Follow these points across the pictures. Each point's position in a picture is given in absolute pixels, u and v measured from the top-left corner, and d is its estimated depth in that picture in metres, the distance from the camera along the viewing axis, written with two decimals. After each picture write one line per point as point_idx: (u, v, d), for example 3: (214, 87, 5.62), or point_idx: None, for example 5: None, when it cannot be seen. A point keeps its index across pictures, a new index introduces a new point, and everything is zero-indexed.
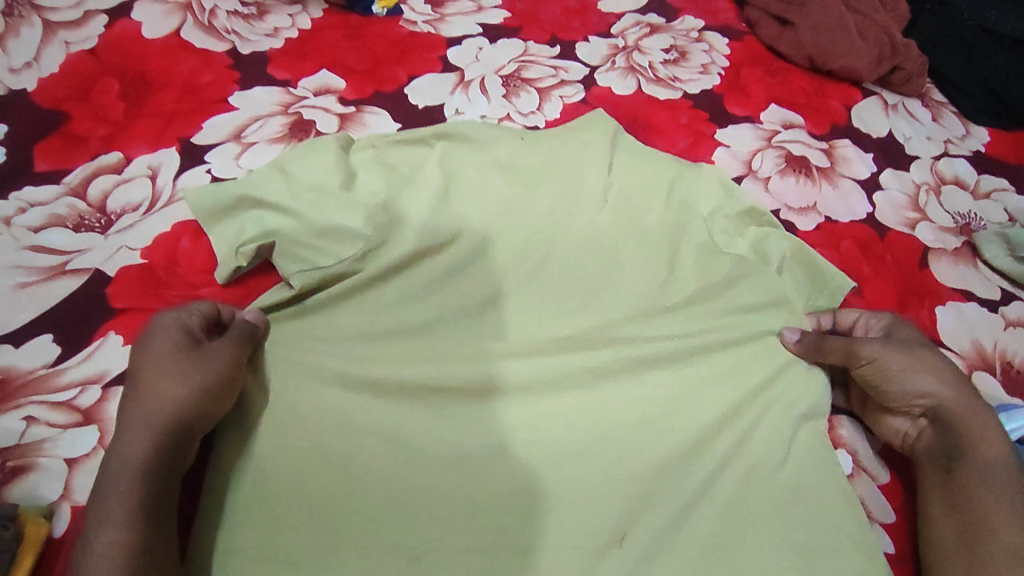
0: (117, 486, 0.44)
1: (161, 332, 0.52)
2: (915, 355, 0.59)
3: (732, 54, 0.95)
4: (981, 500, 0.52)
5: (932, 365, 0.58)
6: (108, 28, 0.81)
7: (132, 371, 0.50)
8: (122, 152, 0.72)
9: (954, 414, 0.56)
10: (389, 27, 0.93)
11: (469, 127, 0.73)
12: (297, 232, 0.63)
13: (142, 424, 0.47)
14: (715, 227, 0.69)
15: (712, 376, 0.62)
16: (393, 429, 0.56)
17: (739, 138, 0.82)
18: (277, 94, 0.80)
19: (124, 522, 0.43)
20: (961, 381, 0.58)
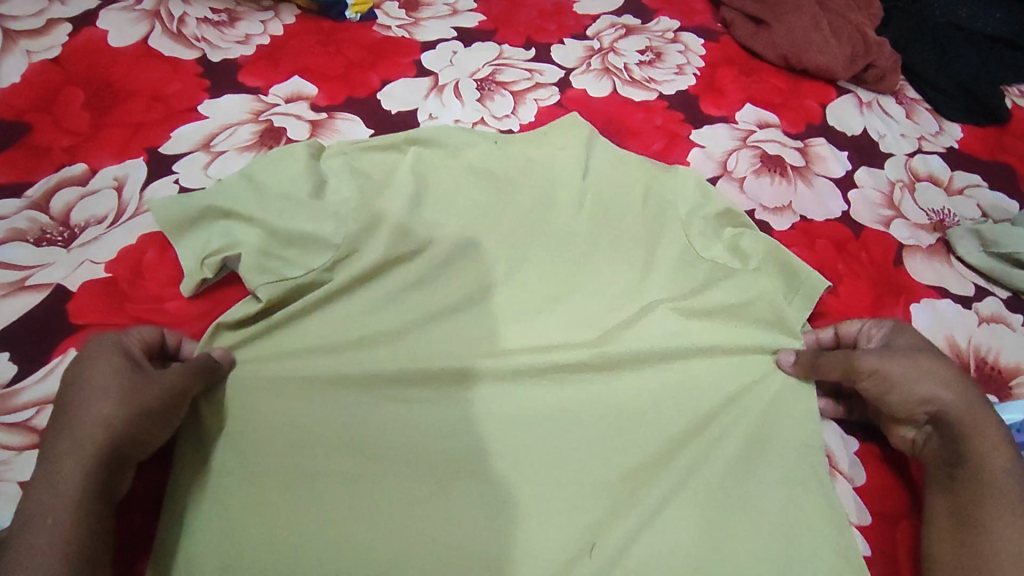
0: (43, 517, 0.43)
1: (99, 354, 0.50)
2: (918, 365, 0.55)
3: (707, 55, 0.95)
4: (992, 517, 0.50)
5: (940, 376, 0.55)
6: (73, 36, 0.80)
7: (65, 395, 0.48)
8: (86, 162, 0.70)
9: (968, 425, 0.53)
10: (362, 32, 0.92)
11: (441, 132, 0.72)
12: (265, 243, 0.62)
13: (72, 451, 0.45)
14: (693, 228, 0.68)
15: (687, 379, 0.61)
16: (363, 440, 0.56)
17: (713, 138, 0.82)
18: (247, 101, 0.79)
19: (49, 553, 0.41)
20: (968, 386, 0.55)
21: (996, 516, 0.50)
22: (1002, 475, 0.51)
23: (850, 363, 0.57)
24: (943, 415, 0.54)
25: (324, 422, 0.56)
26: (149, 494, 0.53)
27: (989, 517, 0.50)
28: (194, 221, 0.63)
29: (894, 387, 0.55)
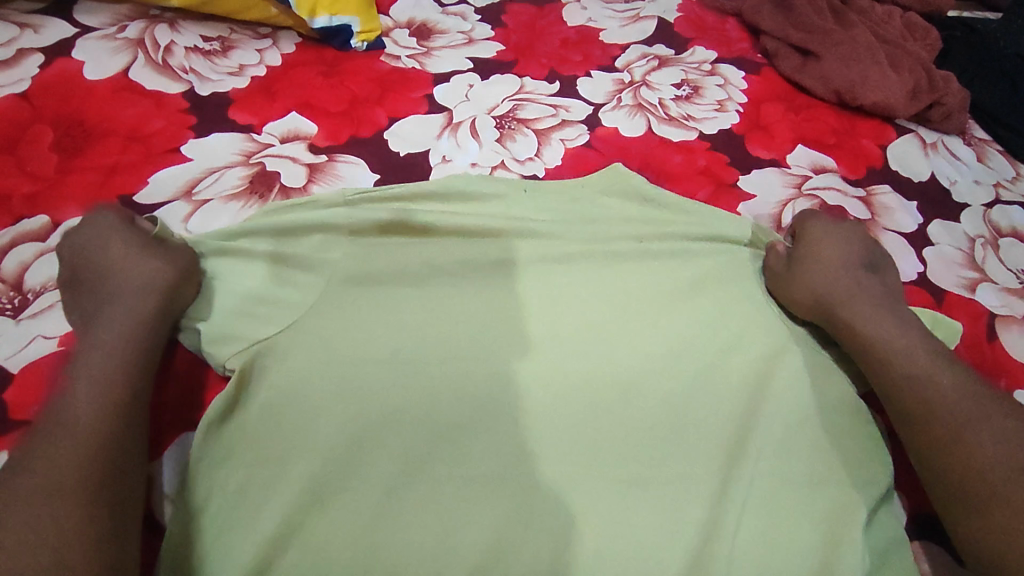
0: (89, 369, 0.47)
1: (113, 228, 0.56)
2: (824, 255, 0.61)
3: (749, 88, 0.86)
4: (940, 378, 0.52)
5: (841, 259, 0.61)
6: (44, 68, 0.71)
7: (105, 261, 0.54)
8: (50, 215, 0.61)
9: (864, 308, 0.57)
10: (368, 63, 0.83)
11: (461, 182, 0.65)
12: (257, 325, 0.55)
13: (121, 308, 0.51)
14: (741, 300, 0.61)
15: (746, 483, 0.51)
16: (359, 565, 0.46)
17: (766, 186, 0.73)
18: (238, 141, 0.70)
19: (96, 396, 0.46)
20: (850, 265, 0.60)
21: (934, 375, 0.52)
22: (894, 349, 0.54)
23: (767, 270, 0.62)
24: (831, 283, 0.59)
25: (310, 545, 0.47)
26: None
27: (926, 378, 0.52)
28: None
29: (793, 279, 0.60)
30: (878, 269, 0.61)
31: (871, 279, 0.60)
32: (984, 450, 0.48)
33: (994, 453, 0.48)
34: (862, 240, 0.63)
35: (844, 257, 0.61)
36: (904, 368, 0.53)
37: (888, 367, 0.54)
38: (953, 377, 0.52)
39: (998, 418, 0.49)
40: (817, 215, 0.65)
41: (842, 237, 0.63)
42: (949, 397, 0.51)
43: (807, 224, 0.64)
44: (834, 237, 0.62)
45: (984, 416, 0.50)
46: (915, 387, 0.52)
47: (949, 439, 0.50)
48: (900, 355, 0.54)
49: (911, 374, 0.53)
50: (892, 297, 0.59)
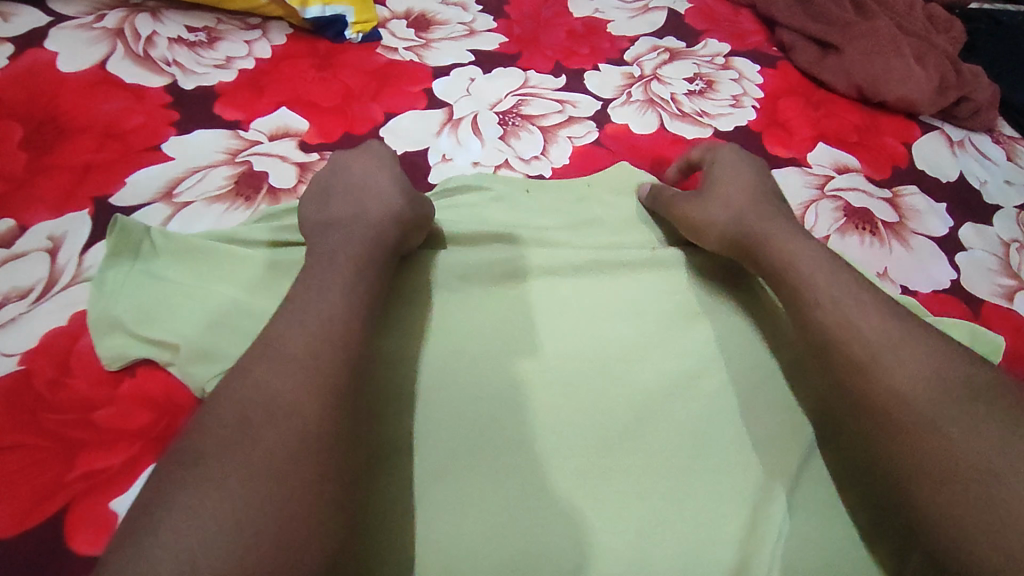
0: (336, 286, 0.45)
1: (361, 166, 0.57)
2: (732, 178, 0.58)
3: (766, 83, 0.81)
4: (844, 287, 0.47)
5: (751, 188, 0.57)
6: (16, 60, 0.67)
7: (351, 188, 0.55)
8: (17, 218, 0.56)
9: (768, 224, 0.53)
10: (363, 55, 0.79)
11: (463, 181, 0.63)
12: (241, 338, 0.50)
13: (363, 236, 0.50)
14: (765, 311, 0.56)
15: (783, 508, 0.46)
16: None
17: (787, 186, 0.68)
18: (224, 139, 0.66)
19: (339, 313, 0.43)
20: (763, 196, 0.56)
21: (827, 275, 0.48)
22: (793, 254, 0.50)
23: (672, 198, 0.60)
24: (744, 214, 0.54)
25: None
26: None
27: (824, 277, 0.48)
28: (158, 302, 0.51)
29: (706, 198, 0.57)
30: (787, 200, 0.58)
31: (783, 209, 0.56)
32: (875, 343, 0.43)
33: (895, 354, 0.42)
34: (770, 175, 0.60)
35: (753, 178, 0.58)
36: (804, 270, 0.49)
37: (787, 273, 0.49)
38: (842, 277, 0.47)
39: (882, 311, 0.45)
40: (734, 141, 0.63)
41: (753, 161, 0.60)
42: (849, 296, 0.46)
43: (721, 150, 0.61)
44: (744, 161, 0.60)
45: (862, 308, 0.45)
46: (810, 287, 0.47)
47: (834, 345, 0.45)
48: (826, 309, 0.46)
49: (808, 279, 0.48)
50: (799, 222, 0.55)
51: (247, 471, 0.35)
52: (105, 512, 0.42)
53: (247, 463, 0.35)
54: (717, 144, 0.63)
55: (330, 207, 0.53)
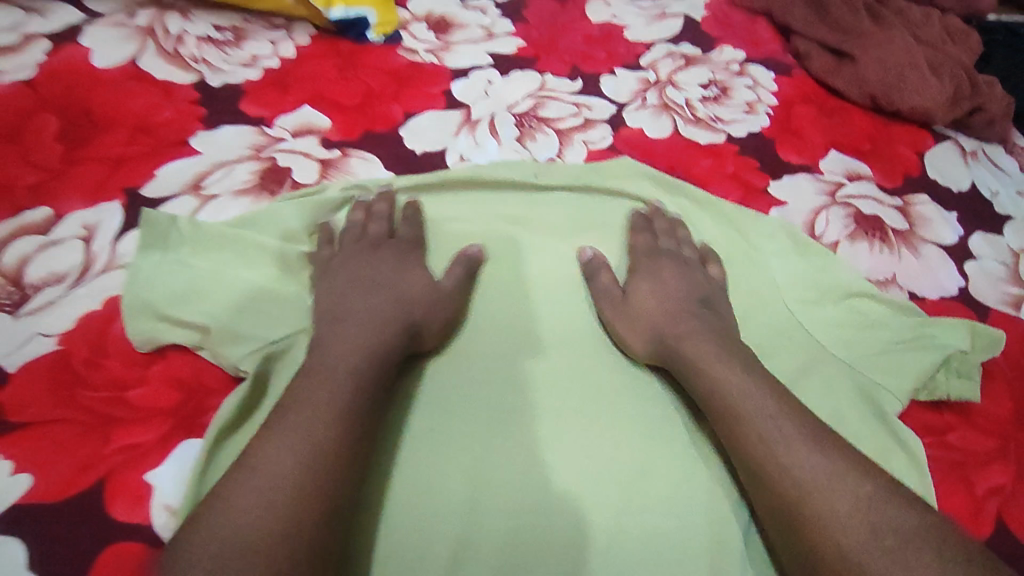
0: (338, 368, 0.47)
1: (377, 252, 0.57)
2: (648, 298, 0.58)
3: (780, 90, 0.83)
4: (787, 419, 0.47)
5: (675, 299, 0.57)
6: (52, 55, 0.69)
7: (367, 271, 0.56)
8: (53, 206, 0.59)
9: (700, 340, 0.53)
10: (385, 57, 0.81)
11: (478, 172, 0.64)
12: (266, 331, 0.53)
13: (377, 321, 0.52)
14: (768, 315, 0.58)
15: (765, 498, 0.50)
16: None
17: (797, 192, 0.69)
18: (249, 134, 0.68)
19: (328, 400, 0.45)
20: (694, 305, 0.57)
21: (758, 403, 0.48)
22: (722, 379, 0.50)
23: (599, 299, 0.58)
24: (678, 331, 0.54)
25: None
26: None
27: (765, 401, 0.48)
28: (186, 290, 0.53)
29: (625, 315, 0.57)
30: (714, 303, 0.58)
31: (705, 312, 0.56)
32: (807, 482, 0.44)
33: (821, 496, 0.43)
34: (690, 267, 0.60)
35: (684, 294, 0.58)
36: (740, 395, 0.48)
37: (720, 400, 0.49)
38: (775, 405, 0.48)
39: (813, 440, 0.46)
40: (645, 229, 0.63)
41: (676, 278, 0.59)
42: (779, 430, 0.46)
43: (636, 259, 0.61)
44: (664, 276, 0.59)
45: (789, 440, 0.46)
46: (751, 417, 0.47)
47: (766, 471, 0.45)
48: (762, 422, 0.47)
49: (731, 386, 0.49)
50: (729, 329, 0.55)
51: (270, 515, 0.39)
52: (141, 482, 0.45)
53: (300, 508, 0.40)
54: (630, 240, 0.63)
55: (382, 296, 0.54)
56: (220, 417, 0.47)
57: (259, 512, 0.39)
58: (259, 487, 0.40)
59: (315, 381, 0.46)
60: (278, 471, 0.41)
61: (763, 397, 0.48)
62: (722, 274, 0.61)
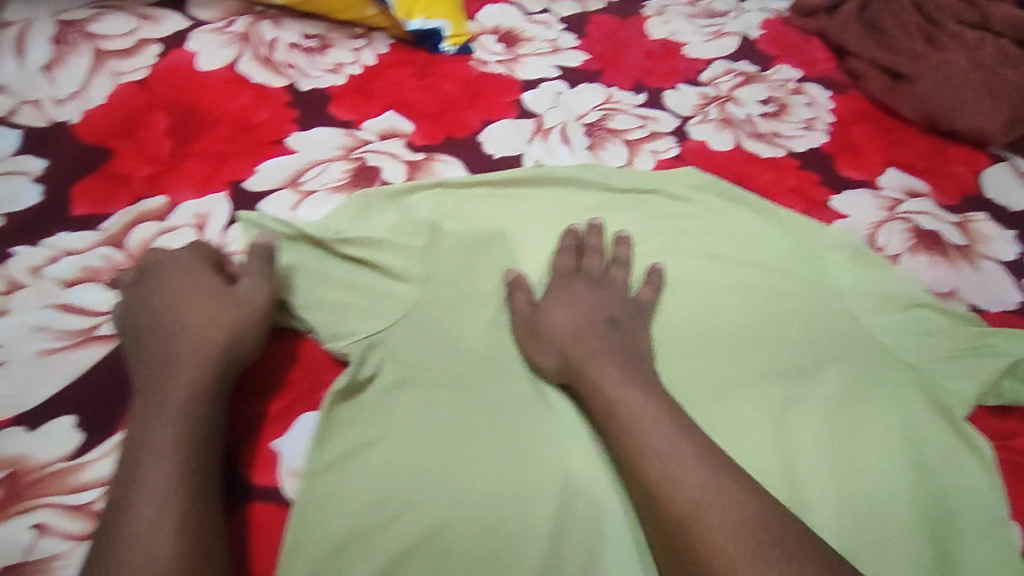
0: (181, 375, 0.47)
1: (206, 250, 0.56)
2: (562, 316, 0.55)
3: (837, 109, 0.86)
4: (651, 442, 0.46)
5: (587, 320, 0.54)
6: (162, 58, 0.74)
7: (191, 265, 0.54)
8: (168, 195, 0.64)
9: (602, 363, 0.51)
10: (457, 66, 0.85)
11: (554, 172, 0.67)
12: (366, 314, 0.55)
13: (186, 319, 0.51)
14: (843, 317, 0.60)
15: (858, 490, 0.50)
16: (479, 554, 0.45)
17: (856, 207, 0.72)
18: (339, 136, 0.73)
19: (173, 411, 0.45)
20: (607, 326, 0.54)
21: (658, 425, 0.46)
22: (620, 400, 0.48)
23: (527, 316, 0.55)
24: (579, 358, 0.52)
25: (416, 521, 0.46)
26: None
27: (648, 424, 0.46)
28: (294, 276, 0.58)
29: (539, 335, 0.54)
30: (624, 323, 0.55)
31: (609, 333, 0.54)
32: (698, 505, 0.42)
33: (696, 527, 0.42)
34: (603, 294, 0.57)
35: (587, 315, 0.55)
36: (632, 420, 0.47)
37: (619, 423, 0.47)
38: (668, 434, 0.46)
39: (689, 467, 0.44)
40: (575, 246, 0.61)
41: (581, 291, 0.57)
42: (661, 454, 0.45)
43: (553, 275, 0.59)
44: (575, 292, 0.57)
45: (667, 464, 0.44)
46: (637, 441, 0.46)
47: (652, 511, 0.44)
48: (652, 452, 0.45)
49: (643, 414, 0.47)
50: (639, 358, 0.53)
51: (155, 532, 0.40)
52: (267, 448, 0.49)
53: (170, 519, 0.41)
54: (553, 259, 0.61)
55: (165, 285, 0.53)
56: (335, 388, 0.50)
57: (137, 529, 0.40)
58: (130, 504, 0.41)
59: (147, 391, 0.47)
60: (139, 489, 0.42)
61: (660, 429, 0.46)
62: (652, 295, 0.59)
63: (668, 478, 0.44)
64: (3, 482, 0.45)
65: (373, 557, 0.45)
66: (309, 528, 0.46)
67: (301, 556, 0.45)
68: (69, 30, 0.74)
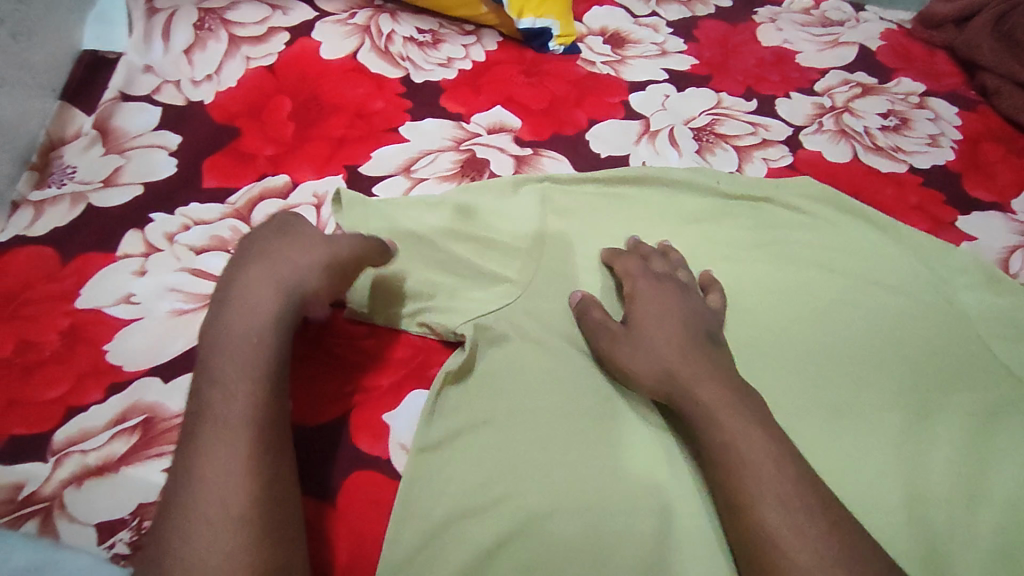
0: (244, 346, 0.45)
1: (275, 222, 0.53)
2: (658, 329, 0.52)
3: (964, 125, 0.81)
4: (771, 482, 0.43)
5: (680, 334, 0.51)
6: (289, 46, 0.78)
7: (264, 238, 0.52)
8: (289, 175, 0.67)
9: (711, 382, 0.48)
10: (565, 66, 0.85)
11: (664, 171, 0.67)
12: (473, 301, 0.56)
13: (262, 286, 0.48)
14: (971, 344, 0.57)
15: (987, 522, 0.48)
16: (580, 541, 0.46)
17: (988, 229, 0.68)
18: (449, 128, 0.74)
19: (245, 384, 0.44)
20: (703, 342, 0.51)
21: (772, 460, 0.44)
22: (732, 431, 0.45)
23: (599, 326, 0.53)
24: (678, 375, 0.49)
25: (524, 504, 0.47)
26: (363, 558, 0.46)
27: (767, 461, 0.43)
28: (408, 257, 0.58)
29: (635, 350, 0.51)
30: (719, 338, 0.53)
31: (712, 350, 0.51)
32: (796, 545, 0.40)
33: None
34: (690, 305, 0.54)
35: (681, 326, 0.52)
36: (747, 453, 0.44)
37: (730, 453, 0.44)
38: (787, 476, 0.43)
39: (811, 509, 0.42)
40: (633, 254, 0.60)
41: (673, 300, 0.54)
42: (779, 495, 0.42)
43: (635, 285, 0.56)
44: (665, 302, 0.54)
45: (786, 507, 0.42)
46: (747, 465, 0.43)
47: (764, 553, 0.41)
48: (756, 482, 0.43)
49: (744, 442, 0.44)
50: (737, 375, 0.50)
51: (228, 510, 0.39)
52: (380, 422, 0.51)
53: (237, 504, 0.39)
54: (616, 264, 0.59)
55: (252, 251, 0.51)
56: (446, 369, 0.52)
57: (207, 531, 0.38)
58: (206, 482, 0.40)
59: (229, 353, 0.45)
60: (213, 470, 0.40)
61: (767, 462, 0.43)
62: (722, 303, 0.57)
63: (775, 512, 0.41)
64: (139, 426, 0.48)
65: (481, 533, 0.46)
66: (417, 501, 0.47)
67: (410, 526, 0.46)
68: (208, 16, 0.79)
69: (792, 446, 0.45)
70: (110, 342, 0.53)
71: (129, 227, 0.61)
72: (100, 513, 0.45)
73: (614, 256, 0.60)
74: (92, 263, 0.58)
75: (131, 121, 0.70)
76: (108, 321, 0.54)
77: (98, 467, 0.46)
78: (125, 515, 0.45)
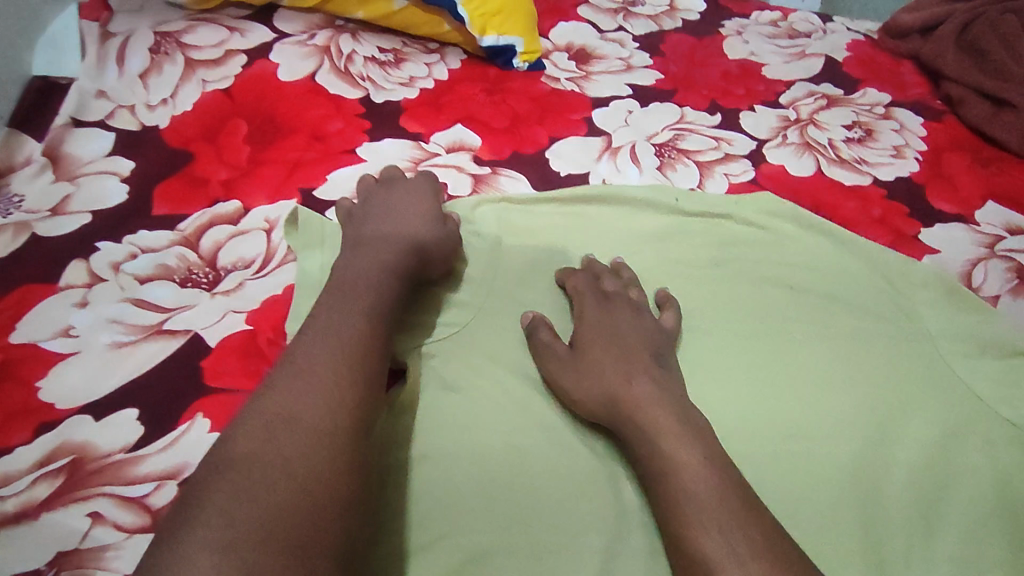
0: (368, 287, 0.49)
1: (398, 204, 0.59)
2: (604, 352, 0.51)
3: (929, 136, 0.80)
4: (712, 513, 0.41)
5: (627, 357, 0.50)
6: (246, 68, 0.78)
7: (392, 218, 0.58)
8: (241, 200, 0.66)
9: (655, 408, 0.47)
10: (528, 83, 0.84)
11: (623, 190, 0.66)
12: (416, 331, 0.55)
13: (385, 251, 0.53)
14: (931, 362, 0.56)
15: (942, 548, 0.46)
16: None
17: (951, 241, 0.67)
18: (407, 148, 0.73)
19: (363, 314, 0.47)
20: (652, 363, 0.50)
21: (714, 490, 0.42)
22: (675, 459, 0.44)
23: (545, 349, 0.53)
24: (622, 400, 0.48)
25: (465, 540, 0.45)
26: None
27: (708, 492, 0.42)
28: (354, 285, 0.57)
29: (581, 375, 0.50)
30: (668, 360, 0.52)
31: (659, 372, 0.50)
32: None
33: None
34: (641, 325, 0.53)
35: (630, 348, 0.51)
36: (689, 482, 0.43)
37: (672, 483, 0.43)
38: (729, 506, 0.41)
39: (754, 540, 0.40)
40: (585, 272, 0.59)
41: (622, 322, 0.53)
42: (720, 526, 0.41)
43: (585, 307, 0.55)
44: (612, 323, 0.53)
45: (727, 539, 0.40)
46: (689, 496, 0.42)
47: None
48: (697, 513, 0.41)
49: (686, 470, 0.43)
50: (683, 397, 0.49)
51: (323, 417, 0.40)
52: None
53: (333, 412, 0.41)
54: (569, 282, 0.58)
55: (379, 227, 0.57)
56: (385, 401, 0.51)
57: (303, 427, 0.40)
58: (312, 384, 0.41)
59: (352, 288, 0.49)
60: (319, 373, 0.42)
61: (710, 491, 0.42)
62: (678, 321, 0.56)
63: (716, 543, 0.40)
64: (66, 468, 0.47)
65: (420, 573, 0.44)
66: None
67: None
68: (164, 39, 0.78)
69: (737, 475, 0.44)
70: (44, 379, 0.51)
71: (73, 257, 0.60)
72: (17, 563, 0.43)
73: (567, 275, 0.59)
74: (31, 295, 0.56)
75: (82, 148, 0.69)
76: (41, 357, 0.52)
77: (18, 513, 0.45)
78: (42, 565, 0.43)
